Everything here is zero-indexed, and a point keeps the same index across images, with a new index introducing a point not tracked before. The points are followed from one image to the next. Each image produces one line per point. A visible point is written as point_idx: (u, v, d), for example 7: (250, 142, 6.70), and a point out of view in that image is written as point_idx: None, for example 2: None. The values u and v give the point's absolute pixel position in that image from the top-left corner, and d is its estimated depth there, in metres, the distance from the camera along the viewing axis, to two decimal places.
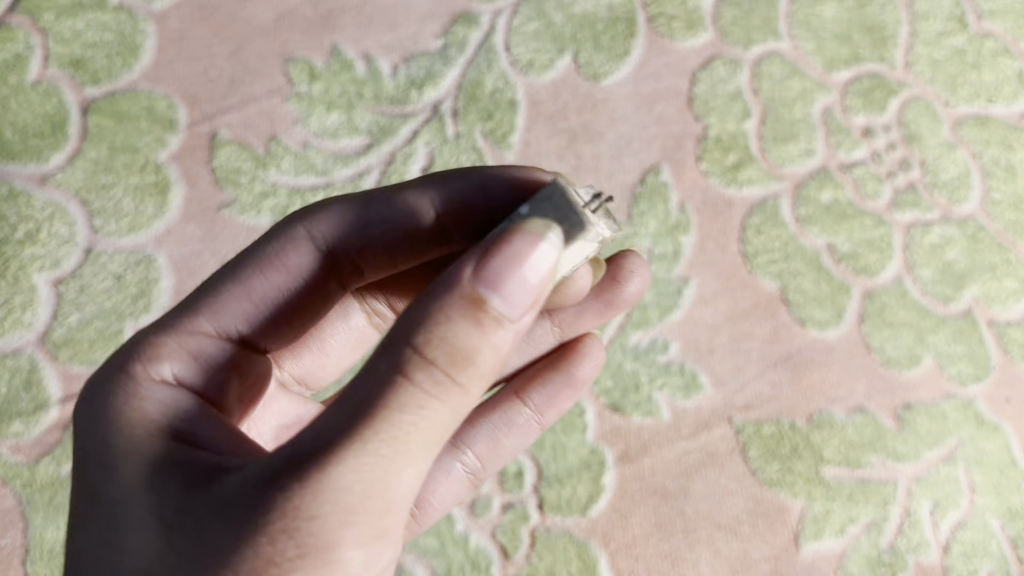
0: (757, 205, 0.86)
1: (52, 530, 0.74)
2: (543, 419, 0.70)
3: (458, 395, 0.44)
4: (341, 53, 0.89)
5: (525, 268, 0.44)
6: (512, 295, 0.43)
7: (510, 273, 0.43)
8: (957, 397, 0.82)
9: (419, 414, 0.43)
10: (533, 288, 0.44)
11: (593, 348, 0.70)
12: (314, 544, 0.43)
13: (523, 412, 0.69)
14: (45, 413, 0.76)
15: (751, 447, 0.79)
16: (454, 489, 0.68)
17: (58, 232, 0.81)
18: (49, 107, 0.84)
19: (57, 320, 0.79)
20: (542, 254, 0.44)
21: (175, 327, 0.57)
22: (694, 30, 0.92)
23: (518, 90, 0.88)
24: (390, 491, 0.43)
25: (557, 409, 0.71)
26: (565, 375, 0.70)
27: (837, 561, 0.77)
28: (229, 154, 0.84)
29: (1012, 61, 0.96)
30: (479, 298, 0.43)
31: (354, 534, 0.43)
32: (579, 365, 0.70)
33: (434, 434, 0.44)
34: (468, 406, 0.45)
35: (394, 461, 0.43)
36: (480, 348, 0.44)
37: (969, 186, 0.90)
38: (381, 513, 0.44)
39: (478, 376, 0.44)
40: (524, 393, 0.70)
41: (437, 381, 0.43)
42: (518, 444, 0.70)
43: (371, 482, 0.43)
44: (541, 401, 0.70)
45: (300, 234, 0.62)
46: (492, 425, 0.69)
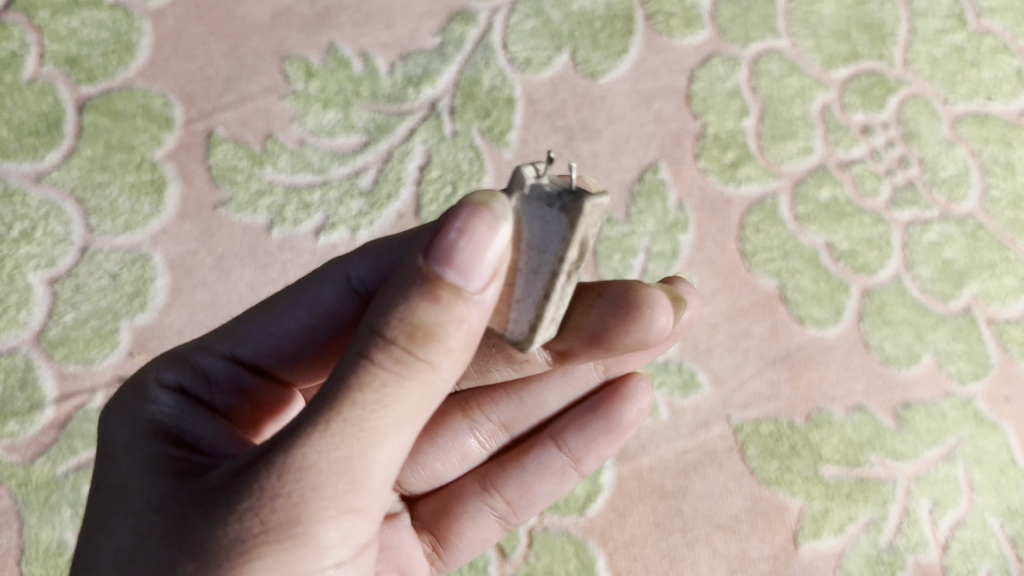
0: (756, 203, 0.86)
1: (48, 530, 0.74)
2: (580, 466, 0.70)
3: (425, 371, 0.43)
4: (338, 51, 0.88)
5: (476, 238, 0.43)
6: (465, 266, 0.43)
7: (460, 244, 0.43)
8: (957, 395, 0.82)
9: (385, 391, 0.42)
10: (488, 255, 0.44)
11: (638, 394, 0.69)
12: (282, 523, 0.42)
13: (558, 458, 0.70)
14: (40, 412, 0.76)
15: (749, 446, 0.78)
16: (487, 535, 0.70)
17: (54, 231, 0.81)
18: (44, 105, 0.84)
19: (52, 319, 0.78)
20: (493, 221, 0.44)
21: (207, 348, 0.60)
22: (692, 28, 0.92)
23: (516, 88, 0.88)
24: (358, 468, 0.42)
25: (596, 455, 0.70)
26: (606, 423, 0.69)
27: (836, 560, 0.76)
28: (225, 152, 0.84)
29: (1011, 58, 0.96)
30: (433, 275, 0.43)
31: (323, 511, 0.42)
32: (621, 412, 0.69)
33: (403, 411, 0.43)
34: (439, 383, 0.44)
35: (360, 438, 0.42)
36: (442, 322, 0.43)
37: (968, 183, 0.90)
38: (350, 489, 0.43)
39: (445, 351, 0.44)
40: (561, 439, 0.70)
41: (399, 359, 0.43)
42: (556, 492, 0.71)
43: (336, 458, 0.42)
44: (581, 450, 0.70)
45: (337, 274, 0.61)
46: (526, 472, 0.70)
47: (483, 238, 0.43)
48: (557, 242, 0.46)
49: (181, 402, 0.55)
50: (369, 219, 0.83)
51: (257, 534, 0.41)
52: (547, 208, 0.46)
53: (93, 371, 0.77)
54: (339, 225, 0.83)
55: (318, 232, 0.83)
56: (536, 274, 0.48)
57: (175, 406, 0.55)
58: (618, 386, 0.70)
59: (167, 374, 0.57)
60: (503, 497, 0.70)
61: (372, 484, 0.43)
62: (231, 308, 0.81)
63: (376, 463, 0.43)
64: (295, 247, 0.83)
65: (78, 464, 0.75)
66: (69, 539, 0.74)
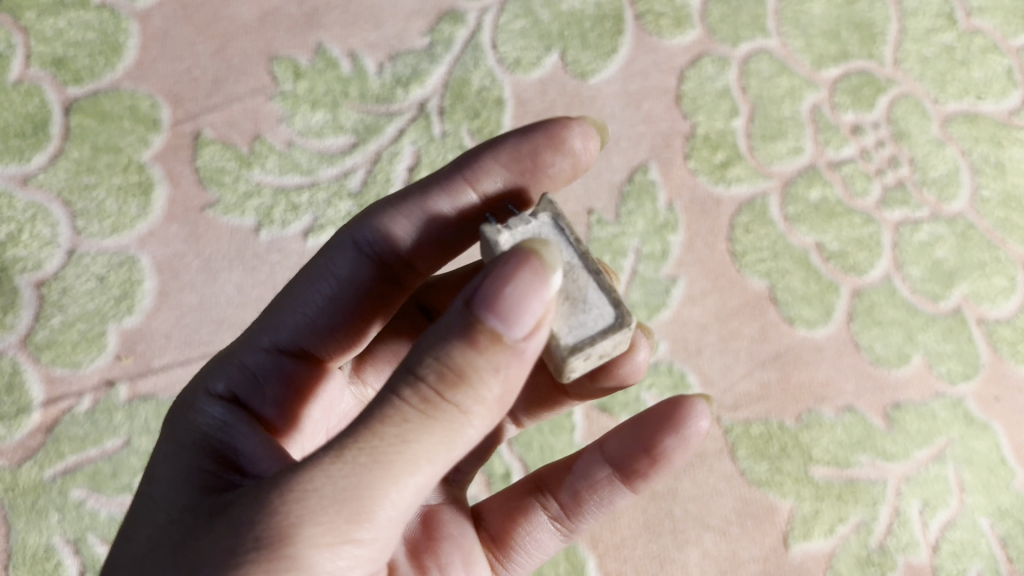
0: (745, 203, 0.86)
1: (34, 535, 0.73)
2: (627, 480, 0.59)
3: (452, 415, 0.41)
4: (326, 51, 0.88)
5: (523, 283, 0.41)
6: (507, 312, 0.40)
7: (504, 290, 0.40)
8: (946, 396, 0.82)
9: (405, 426, 0.40)
10: (536, 307, 0.41)
11: (689, 418, 0.57)
12: (275, 544, 0.40)
13: (603, 466, 0.59)
14: (27, 416, 0.75)
15: (740, 447, 0.78)
16: (540, 540, 0.60)
17: (41, 233, 0.80)
18: (31, 107, 0.84)
19: (39, 323, 0.78)
20: (543, 269, 0.41)
21: (241, 344, 0.59)
22: (682, 28, 0.92)
23: (506, 89, 0.88)
24: (364, 499, 0.40)
25: (645, 476, 0.59)
26: (652, 441, 0.58)
27: (826, 561, 0.76)
28: (214, 154, 0.84)
29: (1002, 57, 0.96)
30: (475, 318, 0.41)
31: (318, 539, 0.40)
32: (667, 434, 0.58)
33: (423, 453, 0.41)
34: (469, 429, 0.42)
35: (372, 471, 0.40)
36: (476, 367, 0.41)
37: (958, 183, 0.90)
38: (355, 521, 0.40)
39: (476, 397, 0.41)
40: (606, 446, 0.60)
41: (426, 398, 0.40)
42: (606, 505, 0.60)
43: (344, 486, 0.40)
44: (630, 461, 0.59)
45: (345, 240, 0.61)
46: (569, 472, 0.60)
47: (528, 286, 0.41)
48: (561, 231, 0.53)
49: (230, 411, 0.54)
50: None
51: (248, 550, 0.40)
52: (529, 227, 0.53)
53: (80, 374, 0.77)
54: (328, 227, 0.82)
55: (306, 233, 0.82)
56: (572, 270, 0.52)
57: (222, 416, 0.54)
58: (668, 406, 0.58)
59: (216, 383, 0.56)
60: (550, 494, 0.61)
61: (378, 521, 0.41)
62: (219, 310, 0.80)
63: (386, 500, 0.40)
64: (284, 249, 0.82)
65: (65, 468, 0.74)
66: (56, 543, 0.73)
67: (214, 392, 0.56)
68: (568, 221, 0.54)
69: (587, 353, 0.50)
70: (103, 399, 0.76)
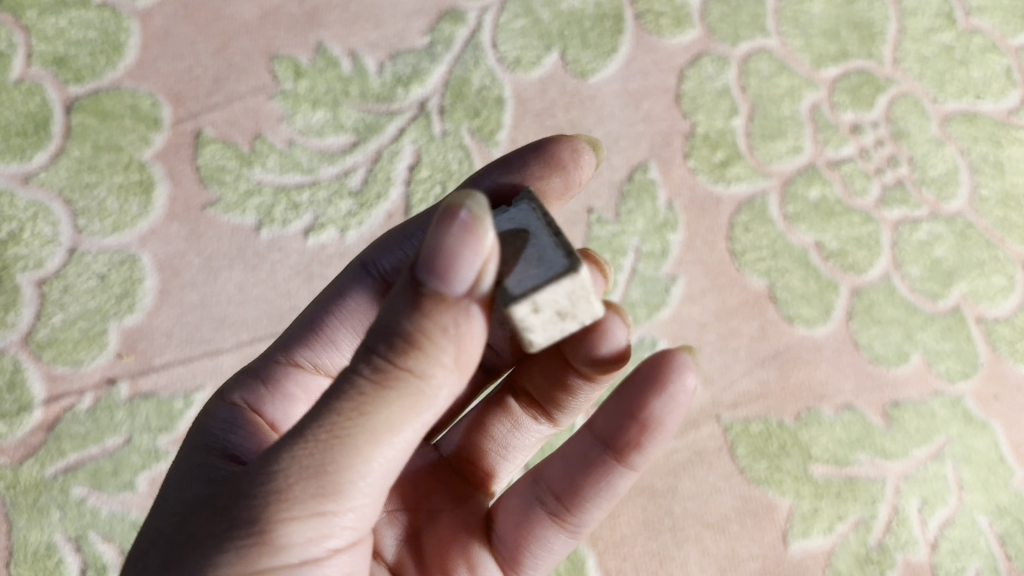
0: (745, 202, 0.86)
1: (36, 533, 0.73)
2: (621, 457, 0.52)
3: (409, 382, 0.41)
4: (327, 50, 0.88)
5: (451, 237, 0.41)
6: (444, 271, 0.41)
7: (438, 249, 0.41)
8: (945, 394, 0.82)
9: (362, 399, 0.41)
10: (472, 261, 0.41)
11: (671, 374, 0.50)
12: (250, 521, 0.41)
13: (592, 445, 0.52)
14: (28, 414, 0.75)
15: (739, 445, 0.78)
16: (544, 539, 0.54)
17: (42, 231, 0.81)
18: (32, 106, 0.84)
19: (40, 321, 0.78)
20: (472, 221, 0.41)
21: (257, 360, 0.61)
22: (681, 27, 0.92)
23: (506, 88, 0.88)
24: (330, 472, 0.40)
25: (640, 449, 0.52)
26: (635, 407, 0.50)
27: (825, 559, 0.76)
28: (214, 153, 0.84)
29: (1001, 57, 0.96)
30: (419, 284, 0.41)
31: (288, 514, 0.41)
32: (653, 395, 0.50)
33: (384, 423, 0.41)
34: (431, 395, 0.42)
35: (333, 444, 0.40)
36: (426, 333, 0.41)
37: (958, 182, 0.90)
38: (322, 495, 0.41)
39: (433, 362, 0.41)
40: (592, 424, 0.53)
41: (380, 370, 0.41)
42: (606, 490, 0.53)
43: (308, 464, 0.40)
44: (619, 434, 0.51)
45: (355, 263, 0.64)
46: (560, 458, 0.54)
47: (458, 242, 0.41)
48: (529, 209, 0.51)
49: (240, 417, 0.55)
50: (359, 219, 0.83)
51: (227, 529, 0.41)
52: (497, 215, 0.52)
53: (81, 372, 0.77)
54: (329, 225, 0.83)
55: (307, 232, 0.82)
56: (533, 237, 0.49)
57: (232, 421, 0.54)
58: (648, 364, 0.51)
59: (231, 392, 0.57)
60: (545, 486, 0.54)
61: (346, 491, 0.41)
62: (219, 308, 0.80)
63: (352, 471, 0.41)
64: (284, 247, 0.82)
65: (67, 465, 0.74)
66: (58, 541, 0.73)
67: (228, 399, 0.56)
68: (538, 198, 0.52)
69: (533, 304, 0.45)
70: (104, 397, 0.76)
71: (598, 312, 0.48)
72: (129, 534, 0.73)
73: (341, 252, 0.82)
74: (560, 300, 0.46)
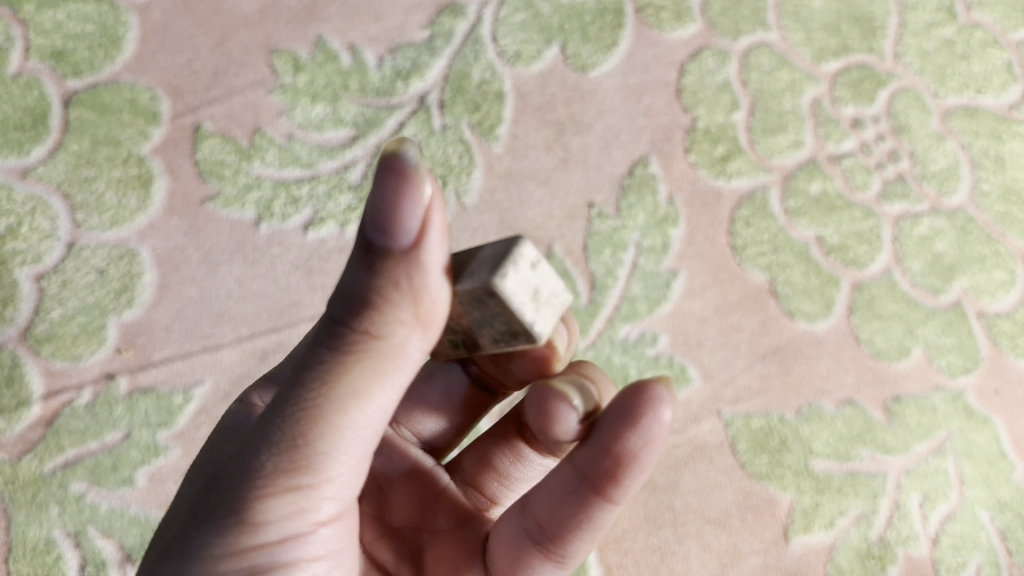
0: (746, 197, 0.86)
1: (35, 529, 0.72)
2: (600, 490, 0.48)
3: (369, 347, 0.41)
4: (326, 44, 0.88)
5: (389, 186, 0.39)
6: (386, 226, 0.40)
7: (378, 206, 0.40)
8: (946, 389, 0.82)
9: (325, 369, 0.41)
10: (412, 211, 0.40)
11: (648, 409, 0.46)
12: (232, 502, 0.41)
13: (572, 477, 0.49)
14: (27, 409, 0.75)
15: (740, 440, 0.78)
16: (532, 570, 0.52)
17: (40, 226, 0.80)
18: (30, 99, 0.83)
19: (39, 315, 0.78)
20: (410, 168, 0.39)
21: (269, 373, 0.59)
22: (682, 21, 0.92)
23: (506, 82, 0.88)
24: (300, 446, 0.41)
25: (620, 481, 0.48)
26: (612, 443, 0.47)
27: (826, 554, 0.76)
28: (213, 147, 0.83)
29: (1002, 51, 0.96)
30: (367, 244, 0.41)
31: (264, 489, 0.41)
32: (629, 433, 0.47)
33: (349, 390, 0.41)
34: (394, 356, 0.42)
35: (301, 418, 0.41)
36: (380, 295, 0.41)
37: (958, 177, 0.90)
38: (296, 466, 0.41)
39: (391, 322, 0.41)
40: (572, 456, 0.49)
41: (340, 340, 0.41)
42: (590, 524, 0.50)
43: (278, 439, 0.41)
44: (597, 467, 0.48)
45: None
46: (545, 487, 0.50)
47: (396, 193, 0.39)
48: None
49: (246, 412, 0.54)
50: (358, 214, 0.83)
51: (209, 509, 0.42)
52: None
53: (81, 367, 0.77)
54: (329, 220, 0.82)
55: (307, 226, 0.82)
56: None
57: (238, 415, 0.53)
58: (626, 399, 0.47)
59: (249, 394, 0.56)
60: (531, 515, 0.51)
61: (319, 463, 0.42)
62: (219, 303, 0.80)
63: (322, 442, 0.41)
64: (284, 242, 0.82)
65: (66, 460, 0.74)
66: (57, 537, 0.72)
67: (245, 401, 0.56)
68: None
69: (535, 260, 0.44)
70: (103, 391, 0.76)
71: (536, 336, 0.45)
72: (129, 529, 0.73)
73: (340, 246, 0.82)
74: (537, 285, 0.44)
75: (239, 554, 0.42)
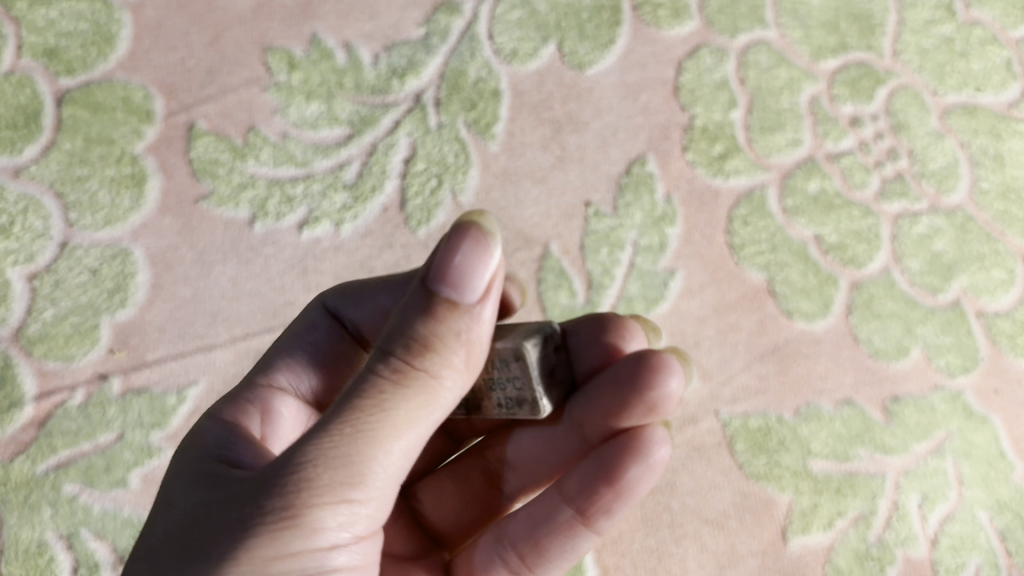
0: (744, 196, 0.85)
1: (27, 530, 0.72)
2: (589, 522, 0.58)
3: (424, 380, 0.45)
4: (321, 42, 0.87)
5: (463, 248, 0.45)
6: (456, 280, 0.45)
7: (452, 262, 0.45)
8: (945, 388, 0.82)
9: (383, 396, 0.44)
10: (481, 271, 0.45)
11: (654, 448, 0.55)
12: (279, 509, 0.42)
13: (564, 507, 0.58)
14: (19, 410, 0.74)
15: (738, 441, 0.77)
16: None
17: (33, 225, 0.79)
18: (22, 97, 0.83)
19: (31, 315, 0.77)
20: (484, 235, 0.45)
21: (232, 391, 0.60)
22: (680, 19, 0.91)
23: (503, 80, 0.87)
24: (356, 464, 0.43)
25: (606, 513, 0.57)
26: (613, 478, 0.56)
27: (825, 555, 0.75)
28: (207, 145, 0.83)
29: (1001, 49, 0.95)
30: (431, 291, 0.45)
31: (318, 500, 0.43)
32: (628, 469, 0.56)
33: (402, 419, 0.44)
34: (442, 394, 0.46)
35: (359, 438, 0.43)
36: (439, 335, 0.45)
37: (957, 175, 0.89)
38: (350, 483, 0.43)
39: (444, 363, 0.46)
40: (566, 489, 0.58)
41: (398, 371, 0.45)
42: (571, 550, 0.59)
43: (335, 455, 0.43)
44: (590, 499, 0.57)
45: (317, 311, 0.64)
46: (532, 526, 0.59)
47: (472, 255, 0.45)
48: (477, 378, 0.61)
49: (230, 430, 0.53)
50: (354, 213, 0.82)
51: (253, 517, 0.43)
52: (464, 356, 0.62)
53: (74, 367, 0.76)
54: (323, 219, 0.82)
55: (301, 226, 0.81)
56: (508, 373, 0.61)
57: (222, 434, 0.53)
58: (629, 437, 0.56)
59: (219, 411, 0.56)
60: (514, 542, 0.59)
61: (369, 481, 0.44)
62: (213, 303, 0.79)
63: (375, 462, 0.44)
64: (278, 241, 0.81)
65: (58, 462, 0.73)
66: (50, 539, 0.72)
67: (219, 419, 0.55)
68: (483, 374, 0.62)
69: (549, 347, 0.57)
70: (96, 392, 0.75)
71: (540, 407, 0.56)
72: (122, 531, 0.73)
73: (335, 246, 0.81)
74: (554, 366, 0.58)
75: (283, 561, 0.43)
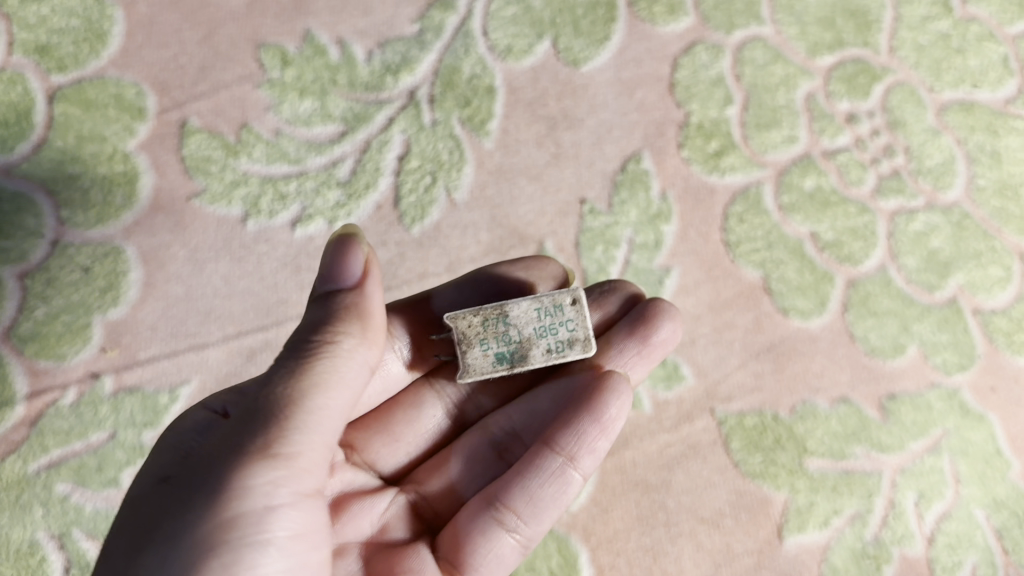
0: (740, 193, 0.85)
1: (19, 530, 0.71)
2: (577, 465, 0.62)
3: (330, 350, 0.51)
4: (314, 38, 0.87)
5: (342, 246, 0.53)
6: (339, 273, 0.53)
7: (329, 262, 0.53)
8: (942, 386, 0.81)
9: (297, 367, 0.50)
10: (357, 259, 0.53)
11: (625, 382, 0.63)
12: (221, 472, 0.47)
13: (550, 454, 0.61)
14: (11, 409, 0.74)
15: (733, 439, 0.77)
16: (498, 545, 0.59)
17: (25, 223, 0.79)
18: (14, 95, 0.82)
19: (23, 314, 0.77)
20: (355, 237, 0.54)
21: None
22: (676, 15, 0.91)
23: (497, 77, 0.87)
24: (282, 424, 0.48)
25: (590, 453, 0.62)
26: (593, 413, 0.62)
27: (820, 553, 0.75)
28: (199, 143, 0.82)
29: (998, 45, 0.95)
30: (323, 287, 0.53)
31: (253, 458, 0.47)
32: (605, 405, 0.62)
33: (317, 383, 0.50)
34: (349, 361, 0.52)
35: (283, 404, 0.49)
36: (340, 315, 0.52)
37: (954, 172, 0.89)
38: (279, 441, 0.48)
39: (346, 335, 0.52)
40: (551, 438, 0.62)
41: (309, 346, 0.51)
42: (559, 496, 0.61)
43: (263, 419, 0.48)
44: (574, 442, 0.62)
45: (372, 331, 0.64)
46: (523, 477, 0.61)
47: (348, 251, 0.53)
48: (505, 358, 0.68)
49: None
50: (347, 210, 0.81)
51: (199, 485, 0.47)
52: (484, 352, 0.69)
53: (65, 366, 0.75)
54: (317, 217, 0.81)
55: (294, 223, 0.81)
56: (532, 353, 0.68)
57: None
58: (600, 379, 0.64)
59: None
60: (506, 497, 0.60)
61: (297, 439, 0.49)
62: (206, 301, 0.79)
63: (300, 421, 0.49)
64: (271, 239, 0.81)
65: (50, 461, 0.73)
66: (41, 539, 0.71)
67: None
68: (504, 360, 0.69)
69: None
70: (88, 391, 0.75)
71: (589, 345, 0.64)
72: None
73: None
74: None
75: (232, 521, 0.46)
